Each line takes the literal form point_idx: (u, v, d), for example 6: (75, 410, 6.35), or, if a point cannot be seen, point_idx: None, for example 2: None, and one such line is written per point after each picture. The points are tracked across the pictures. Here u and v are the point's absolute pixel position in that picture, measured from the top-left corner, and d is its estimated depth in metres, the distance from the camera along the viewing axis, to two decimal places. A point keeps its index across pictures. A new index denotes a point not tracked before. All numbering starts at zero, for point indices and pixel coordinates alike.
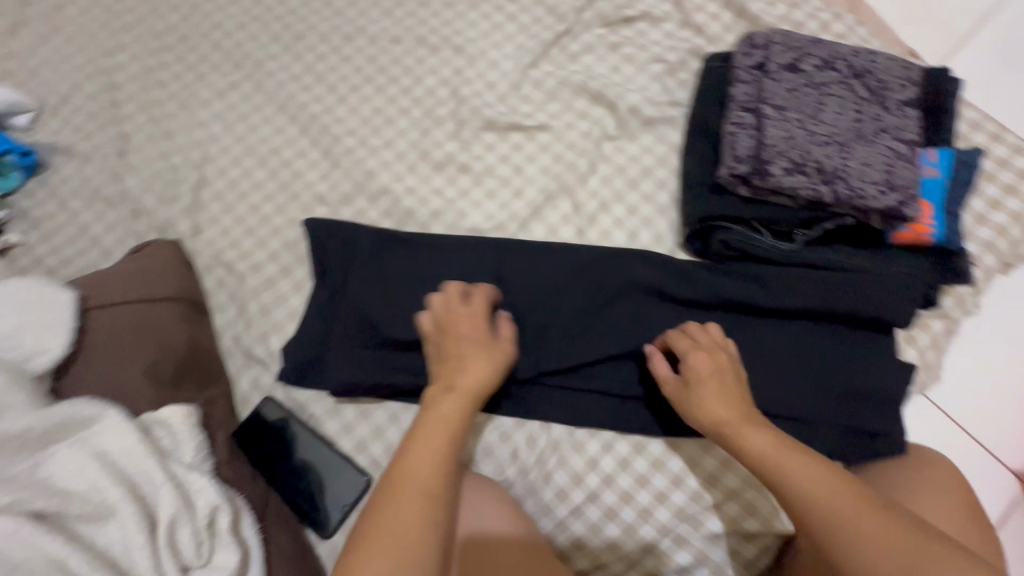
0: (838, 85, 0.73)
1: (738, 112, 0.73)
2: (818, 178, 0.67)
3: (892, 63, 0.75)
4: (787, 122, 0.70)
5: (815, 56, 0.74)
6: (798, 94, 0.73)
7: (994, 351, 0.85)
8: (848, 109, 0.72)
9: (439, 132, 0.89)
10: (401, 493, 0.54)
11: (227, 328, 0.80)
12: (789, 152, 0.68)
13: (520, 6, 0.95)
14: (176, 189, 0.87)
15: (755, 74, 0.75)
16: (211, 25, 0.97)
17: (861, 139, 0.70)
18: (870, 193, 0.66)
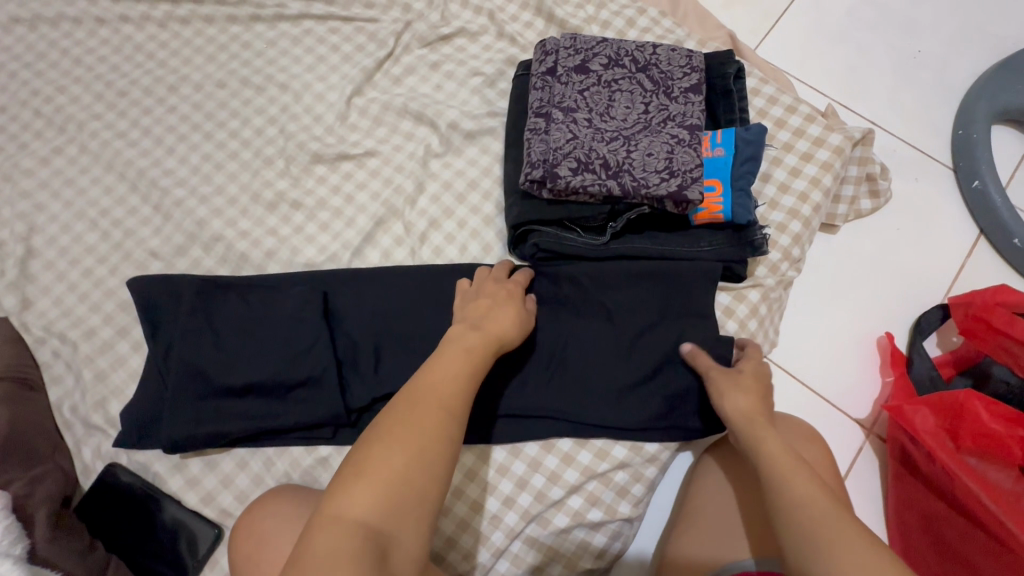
0: (625, 81, 0.76)
1: (533, 118, 0.75)
2: (605, 174, 0.70)
3: (675, 54, 0.78)
4: (575, 123, 0.73)
5: (602, 55, 0.78)
6: (587, 94, 0.75)
7: (828, 307, 0.90)
8: (634, 103, 0.75)
9: (269, 171, 0.89)
10: (431, 414, 0.52)
11: (65, 400, 0.78)
12: (577, 153, 0.71)
13: (341, 36, 0.96)
14: (2, 265, 0.85)
15: (547, 80, 0.77)
16: (31, 92, 0.96)
17: (647, 130, 0.73)
18: (654, 181, 0.69)
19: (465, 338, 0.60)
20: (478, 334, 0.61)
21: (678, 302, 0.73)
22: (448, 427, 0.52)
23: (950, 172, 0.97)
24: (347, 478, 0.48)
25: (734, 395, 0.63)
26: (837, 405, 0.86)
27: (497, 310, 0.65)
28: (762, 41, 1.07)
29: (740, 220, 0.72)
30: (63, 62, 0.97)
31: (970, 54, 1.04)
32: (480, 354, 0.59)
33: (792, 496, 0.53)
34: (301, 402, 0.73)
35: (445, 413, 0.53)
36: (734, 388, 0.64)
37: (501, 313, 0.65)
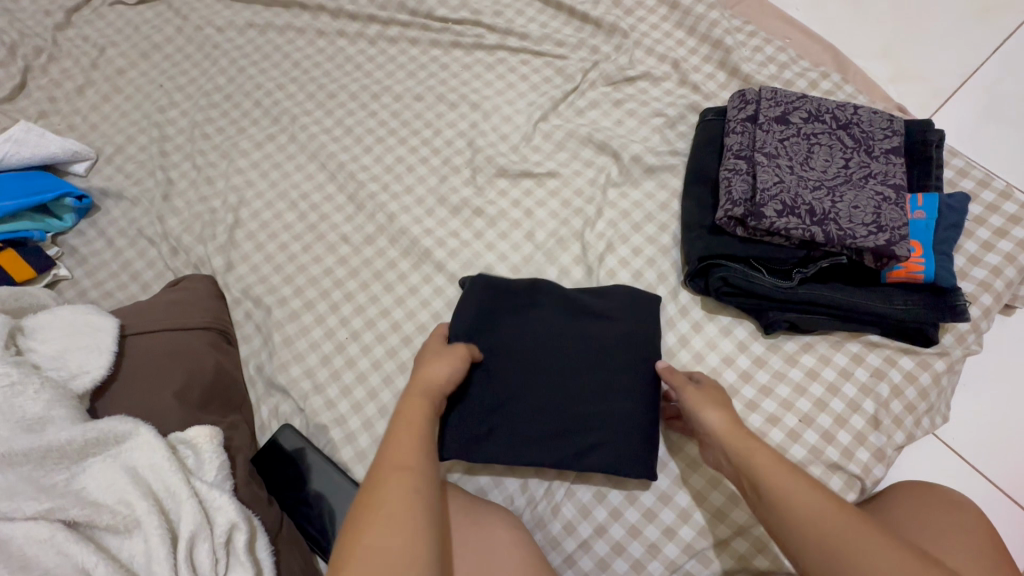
0: (826, 136, 0.79)
1: (732, 160, 0.79)
2: (810, 220, 0.72)
3: (876, 116, 0.80)
4: (779, 168, 0.75)
5: (803, 109, 0.81)
6: (788, 144, 0.78)
7: (1000, 392, 0.86)
8: (836, 157, 0.77)
9: (456, 179, 0.96)
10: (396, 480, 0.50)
11: (252, 358, 0.84)
12: (782, 196, 0.73)
13: (532, 68, 1.05)
14: (212, 230, 0.94)
15: (747, 126, 0.81)
16: (253, 85, 1.08)
17: (849, 183, 0.75)
18: (861, 233, 0.70)
19: (405, 419, 0.57)
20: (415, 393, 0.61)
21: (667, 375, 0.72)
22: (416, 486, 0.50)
23: None
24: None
25: (705, 406, 0.64)
26: (1013, 497, 0.81)
27: (428, 363, 0.66)
28: (932, 117, 1.09)
29: (943, 282, 0.71)
30: (284, 63, 1.10)
31: None
32: (427, 408, 0.59)
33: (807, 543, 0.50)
34: (525, 440, 0.71)
35: (407, 477, 0.50)
36: (713, 403, 0.65)
37: (433, 366, 0.65)
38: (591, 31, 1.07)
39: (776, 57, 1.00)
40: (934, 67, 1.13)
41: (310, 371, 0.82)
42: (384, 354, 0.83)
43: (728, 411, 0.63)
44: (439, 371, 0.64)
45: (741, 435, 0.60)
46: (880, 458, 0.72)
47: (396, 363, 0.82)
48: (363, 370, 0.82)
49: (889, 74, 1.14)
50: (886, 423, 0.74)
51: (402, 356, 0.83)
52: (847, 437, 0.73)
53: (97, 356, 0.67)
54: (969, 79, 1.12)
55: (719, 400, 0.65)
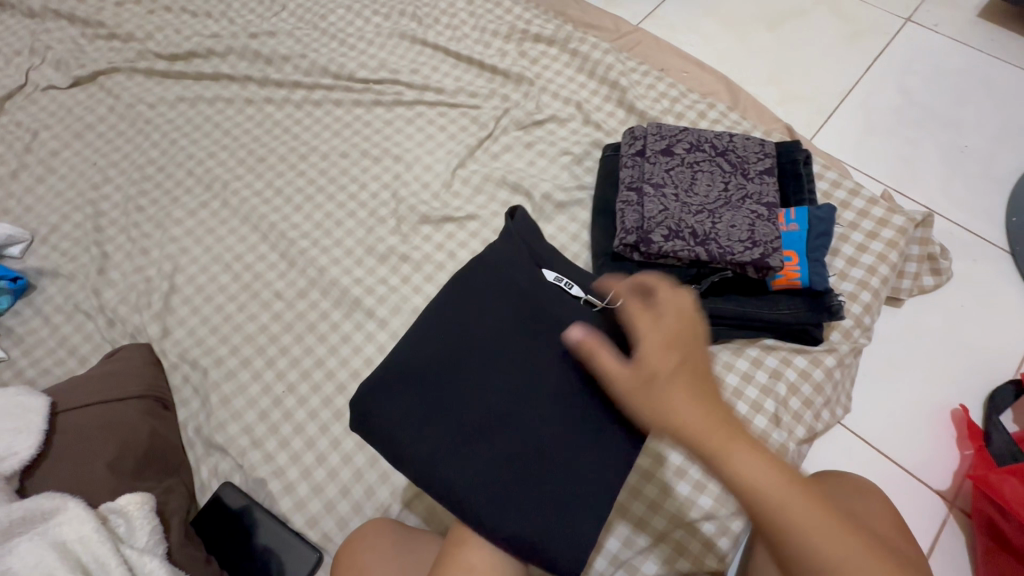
0: (707, 163, 0.87)
1: (625, 192, 0.87)
2: (694, 241, 0.79)
3: (750, 142, 0.89)
4: (664, 197, 0.83)
5: (685, 141, 0.89)
6: (673, 173, 0.86)
7: (895, 378, 0.94)
8: (716, 181, 0.86)
9: (382, 229, 1.01)
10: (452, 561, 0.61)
11: (190, 421, 0.87)
12: (667, 222, 0.81)
13: (449, 119, 1.12)
14: (148, 299, 0.97)
15: (636, 160, 0.89)
16: (186, 155, 1.13)
17: (728, 205, 0.83)
18: (738, 249, 0.78)
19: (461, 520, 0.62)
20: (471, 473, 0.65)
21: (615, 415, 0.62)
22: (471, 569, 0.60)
23: (1008, 255, 1.04)
24: None
25: (666, 399, 0.49)
26: (917, 476, 0.87)
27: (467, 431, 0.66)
28: (818, 132, 1.20)
29: (817, 286, 0.79)
30: (215, 132, 1.16)
31: (1015, 151, 1.15)
32: None
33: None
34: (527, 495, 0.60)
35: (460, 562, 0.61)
36: (677, 388, 0.49)
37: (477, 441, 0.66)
38: (501, 81, 1.15)
39: (667, 93, 1.10)
40: (815, 88, 1.25)
41: (248, 427, 0.85)
42: (320, 403, 0.87)
43: (701, 395, 0.49)
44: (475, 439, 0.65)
45: (721, 427, 0.49)
46: (784, 453, 0.78)
47: (332, 410, 0.86)
48: (300, 421, 0.85)
49: (777, 97, 1.25)
50: (786, 420, 0.80)
51: (337, 403, 0.86)
52: (752, 437, 0.79)
53: (26, 437, 0.69)
54: (846, 96, 1.24)
55: (681, 378, 0.50)
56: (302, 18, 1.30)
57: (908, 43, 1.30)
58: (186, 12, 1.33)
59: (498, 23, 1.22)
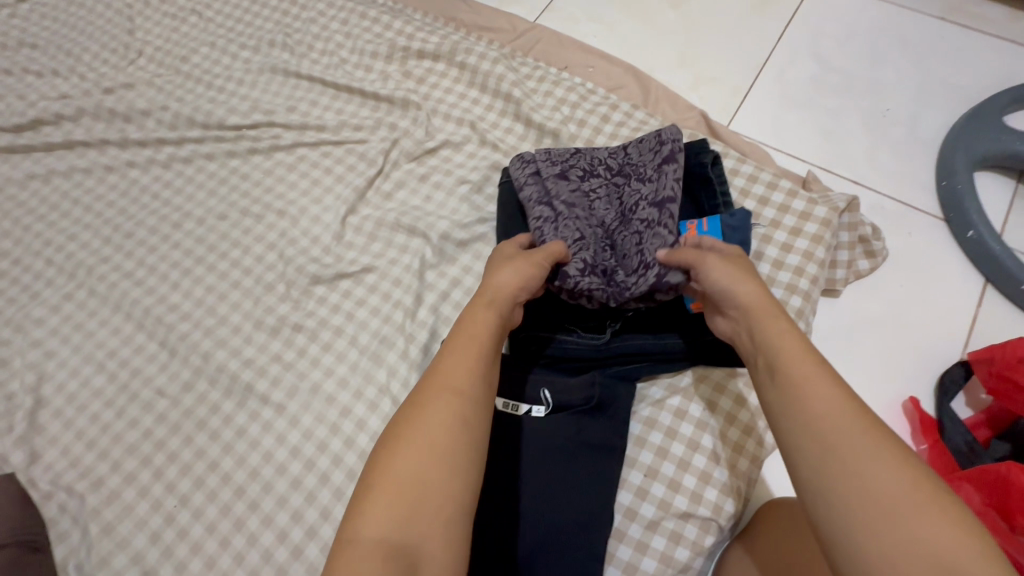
0: (603, 186, 0.79)
1: (536, 210, 0.76)
2: (603, 278, 0.71)
3: (643, 146, 0.80)
4: (575, 222, 0.74)
5: (578, 165, 0.81)
6: (575, 198, 0.77)
7: (841, 373, 0.88)
8: (614, 205, 0.77)
9: (271, 297, 0.91)
10: (440, 401, 0.51)
11: (70, 559, 0.76)
12: (581, 253, 0.71)
13: (334, 158, 1.01)
14: (10, 419, 0.85)
15: (535, 182, 0.79)
16: (43, 242, 1.00)
17: (624, 230, 0.74)
18: (631, 281, 0.69)
19: (458, 350, 0.55)
20: (477, 298, 0.61)
21: (595, 482, 0.68)
22: (457, 405, 0.51)
23: (942, 223, 0.99)
24: (391, 445, 0.49)
25: (721, 276, 0.61)
26: None
27: (500, 267, 0.65)
28: (736, 116, 1.12)
29: None
30: (75, 210, 1.03)
31: (939, 108, 1.09)
32: (493, 322, 0.59)
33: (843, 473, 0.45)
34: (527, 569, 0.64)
35: (456, 400, 0.51)
36: (739, 274, 0.61)
37: (500, 270, 0.64)
38: (386, 109, 1.04)
39: (567, 99, 1.01)
40: (727, 66, 1.17)
41: (137, 556, 0.75)
42: (218, 513, 0.77)
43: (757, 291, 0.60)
44: (506, 278, 0.63)
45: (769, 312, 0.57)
46: (728, 492, 0.71)
47: (231, 520, 0.76)
48: (197, 538, 0.76)
49: (690, 83, 1.17)
50: (727, 455, 0.73)
51: (237, 510, 0.77)
52: (692, 480, 0.72)
53: None
54: (760, 72, 1.16)
55: (739, 273, 0.61)
56: (162, 63, 1.17)
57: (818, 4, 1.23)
58: (29, 73, 1.17)
59: (377, 43, 1.11)
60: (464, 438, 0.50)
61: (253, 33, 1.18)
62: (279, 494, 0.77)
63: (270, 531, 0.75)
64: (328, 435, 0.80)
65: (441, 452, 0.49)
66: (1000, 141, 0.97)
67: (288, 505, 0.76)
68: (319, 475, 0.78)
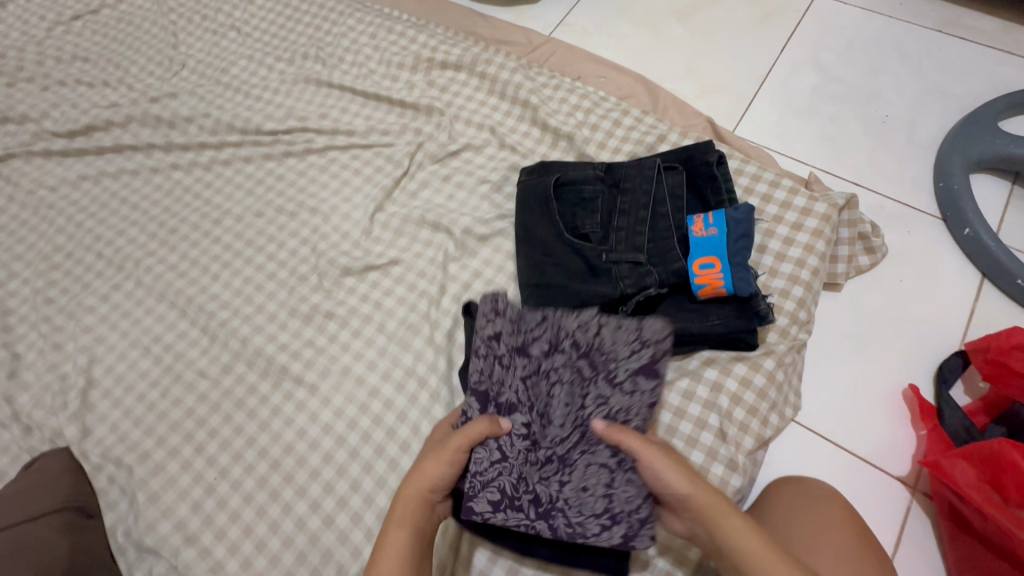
0: (567, 372, 0.69)
1: (468, 406, 0.70)
2: (535, 513, 0.66)
3: (622, 334, 0.68)
4: (508, 442, 0.67)
5: (543, 336, 0.70)
6: (526, 388, 0.69)
7: (841, 363, 0.93)
8: (576, 396, 0.68)
9: (305, 287, 0.97)
10: (395, 538, 0.63)
11: (118, 526, 0.82)
12: (504, 487, 0.66)
13: (363, 160, 1.08)
14: (64, 398, 0.91)
15: (483, 347, 0.71)
16: (93, 237, 1.08)
17: (586, 446, 0.67)
18: (592, 528, 0.65)
19: (393, 529, 0.64)
20: (408, 495, 0.66)
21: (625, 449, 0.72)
22: (414, 552, 0.63)
23: (939, 222, 1.03)
24: None
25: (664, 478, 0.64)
26: (876, 464, 0.85)
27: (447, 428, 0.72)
28: (740, 122, 1.18)
29: (742, 292, 0.77)
30: (123, 208, 1.10)
31: (936, 114, 1.14)
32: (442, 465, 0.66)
33: None
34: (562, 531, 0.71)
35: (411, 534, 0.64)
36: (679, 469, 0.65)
37: (425, 469, 0.67)
38: (411, 115, 1.12)
39: (580, 105, 1.08)
40: (730, 77, 1.24)
41: (180, 523, 0.81)
42: (255, 485, 0.82)
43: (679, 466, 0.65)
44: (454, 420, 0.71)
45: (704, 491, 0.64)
46: (734, 468, 0.76)
47: (268, 491, 0.82)
48: (235, 507, 0.81)
49: (697, 92, 1.23)
50: (732, 433, 0.77)
51: (273, 482, 0.82)
52: (700, 456, 0.77)
53: None
54: (763, 82, 1.22)
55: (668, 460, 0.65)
56: (203, 74, 1.26)
57: (819, 18, 1.29)
58: (82, 83, 1.27)
59: (403, 55, 1.19)
60: None
61: (288, 47, 1.26)
62: (312, 467, 0.83)
63: (304, 501, 0.81)
64: (357, 413, 0.85)
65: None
66: (994, 144, 1.02)
67: (320, 477, 0.82)
68: (349, 450, 0.83)
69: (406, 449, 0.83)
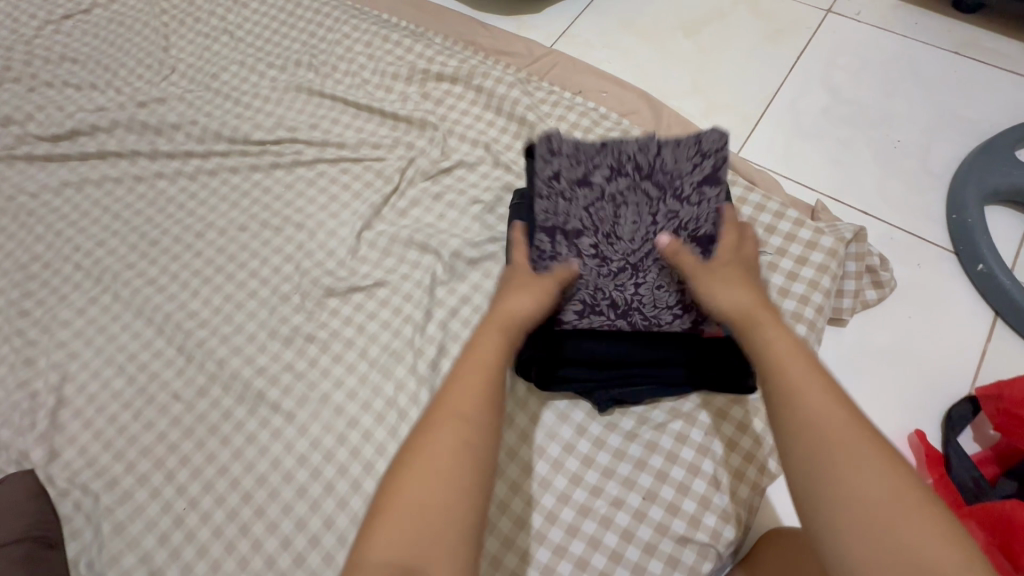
0: (632, 190, 0.74)
1: (539, 237, 0.75)
2: (615, 313, 0.74)
3: (679, 149, 0.74)
4: (580, 258, 0.74)
5: (603, 164, 0.74)
6: (592, 210, 0.74)
7: None
8: (644, 214, 0.74)
9: (286, 307, 0.93)
10: (445, 429, 0.55)
11: (81, 557, 0.78)
12: (582, 295, 0.74)
13: (352, 175, 1.05)
14: (34, 416, 0.88)
15: (551, 188, 0.75)
16: (73, 247, 1.04)
17: (656, 256, 0.74)
18: (666, 318, 0.73)
19: (446, 409, 0.57)
20: (460, 373, 0.59)
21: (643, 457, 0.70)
22: (464, 444, 0.54)
23: (951, 255, 0.99)
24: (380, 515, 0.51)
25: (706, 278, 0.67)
26: None
27: (507, 295, 0.69)
28: (745, 143, 1.14)
29: None
30: (104, 218, 1.07)
31: (950, 140, 1.09)
32: (500, 341, 0.63)
33: (826, 453, 0.50)
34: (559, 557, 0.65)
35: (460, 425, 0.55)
36: (729, 282, 0.66)
37: (485, 344, 0.62)
38: (404, 128, 1.08)
39: (579, 123, 1.04)
40: (737, 95, 1.19)
41: (146, 556, 0.77)
42: (225, 517, 0.79)
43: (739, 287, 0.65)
44: (522, 303, 0.67)
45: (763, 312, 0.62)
46: (728, 518, 0.72)
47: (238, 525, 0.78)
48: (204, 540, 0.78)
49: (701, 110, 1.19)
50: (726, 481, 0.74)
51: (243, 515, 0.79)
52: (692, 505, 0.73)
53: None
54: (770, 102, 1.18)
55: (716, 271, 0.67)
56: (193, 79, 1.22)
57: (832, 35, 1.25)
58: (69, 85, 1.23)
59: (398, 65, 1.15)
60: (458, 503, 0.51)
61: (281, 53, 1.23)
62: (285, 501, 0.79)
63: (275, 537, 0.77)
64: (334, 444, 0.82)
65: (435, 527, 0.49)
66: (1011, 176, 0.98)
67: (293, 512, 0.78)
68: (324, 483, 0.79)
69: None
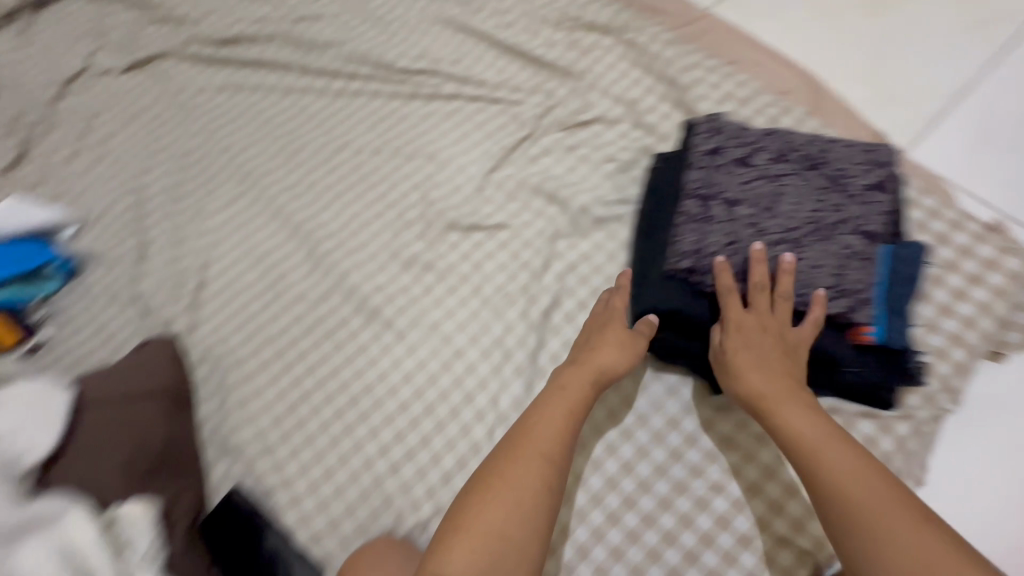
0: (794, 176, 0.79)
1: (692, 202, 0.80)
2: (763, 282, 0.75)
3: (851, 151, 0.80)
4: (733, 223, 0.78)
5: (768, 149, 0.81)
6: (752, 186, 0.79)
7: (986, 445, 0.79)
8: (805, 198, 0.78)
9: (409, 233, 0.96)
10: (533, 453, 0.67)
11: (207, 421, 0.87)
12: (733, 260, 0.76)
13: (487, 114, 1.04)
14: (179, 291, 0.97)
15: (709, 162, 0.82)
16: (225, 145, 1.12)
17: (815, 235, 0.76)
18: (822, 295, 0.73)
19: (543, 423, 0.69)
20: (547, 397, 0.72)
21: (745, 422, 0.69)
22: (542, 466, 0.66)
23: None
24: (468, 504, 0.64)
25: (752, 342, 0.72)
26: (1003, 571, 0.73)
27: (601, 339, 0.77)
28: (915, 142, 1.02)
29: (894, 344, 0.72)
30: (254, 123, 1.14)
31: None
32: (584, 381, 0.73)
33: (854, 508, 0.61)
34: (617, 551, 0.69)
35: (544, 449, 0.67)
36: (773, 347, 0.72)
37: (573, 377, 0.74)
38: (545, 74, 1.06)
39: (733, 95, 0.98)
40: (917, 88, 1.06)
41: (261, 433, 0.85)
42: (332, 416, 0.85)
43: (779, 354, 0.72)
44: (609, 355, 0.75)
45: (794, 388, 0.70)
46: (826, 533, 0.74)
47: (343, 425, 0.84)
48: (312, 432, 0.84)
49: (870, 98, 1.07)
50: None
51: (349, 417, 0.84)
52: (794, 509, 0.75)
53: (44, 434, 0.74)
54: (955, 100, 1.04)
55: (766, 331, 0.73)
56: None
57: None
58: None
59: (548, 9, 1.12)
60: (536, 513, 0.63)
61: None
62: (388, 413, 0.83)
63: (375, 443, 0.82)
64: (439, 371, 0.85)
65: (520, 526, 0.62)
66: None
67: (394, 424, 0.83)
68: (425, 405, 0.83)
69: (481, 419, 0.81)
